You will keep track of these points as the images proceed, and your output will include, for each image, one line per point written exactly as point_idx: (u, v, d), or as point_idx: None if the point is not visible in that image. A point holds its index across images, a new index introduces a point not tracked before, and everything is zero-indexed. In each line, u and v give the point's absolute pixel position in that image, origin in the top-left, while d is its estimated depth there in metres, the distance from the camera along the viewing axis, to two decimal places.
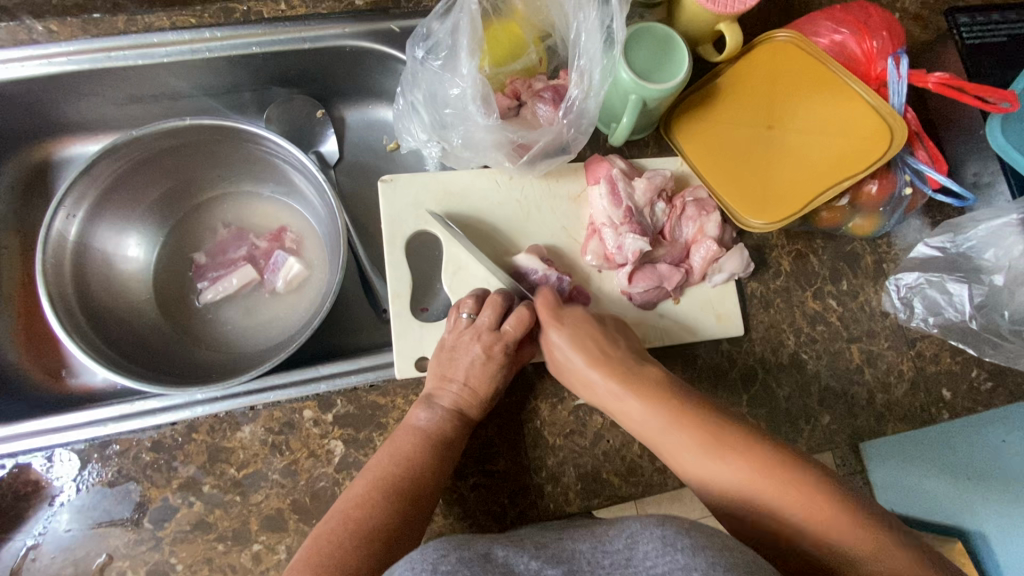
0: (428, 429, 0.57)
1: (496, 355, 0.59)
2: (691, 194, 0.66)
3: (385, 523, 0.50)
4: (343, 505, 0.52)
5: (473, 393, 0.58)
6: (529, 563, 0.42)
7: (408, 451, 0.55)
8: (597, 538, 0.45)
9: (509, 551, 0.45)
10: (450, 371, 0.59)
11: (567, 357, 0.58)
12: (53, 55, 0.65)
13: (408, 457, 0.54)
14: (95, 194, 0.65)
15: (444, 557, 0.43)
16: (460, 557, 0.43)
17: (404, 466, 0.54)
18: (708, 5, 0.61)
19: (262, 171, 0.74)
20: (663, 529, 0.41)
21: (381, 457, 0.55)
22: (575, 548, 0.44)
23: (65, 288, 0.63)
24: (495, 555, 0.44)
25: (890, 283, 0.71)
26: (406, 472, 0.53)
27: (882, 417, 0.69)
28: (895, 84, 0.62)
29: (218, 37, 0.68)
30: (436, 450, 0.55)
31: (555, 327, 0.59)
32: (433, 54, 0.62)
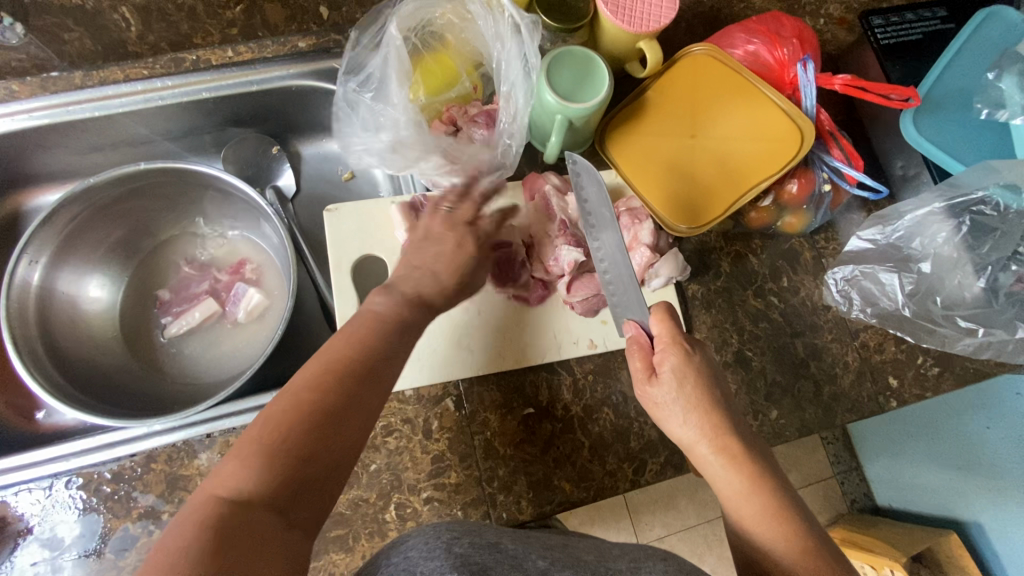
0: (388, 311, 0.55)
1: (452, 246, 0.64)
2: (624, 206, 0.69)
3: (313, 418, 0.45)
4: (265, 411, 0.46)
5: (443, 282, 0.59)
6: (539, 563, 0.47)
7: (346, 338, 0.52)
8: (602, 555, 0.50)
9: (517, 547, 0.49)
10: (418, 261, 0.61)
11: (665, 403, 0.56)
12: (16, 112, 0.70)
13: (328, 369, 0.48)
14: (57, 242, 0.68)
15: (456, 540, 0.48)
16: (472, 541, 0.48)
17: (335, 363, 0.49)
18: (624, 25, 0.65)
19: (220, 208, 0.77)
20: (664, 565, 0.47)
21: (318, 354, 0.50)
22: (580, 558, 0.49)
23: (30, 332, 0.66)
24: (504, 547, 0.48)
25: (828, 277, 0.73)
26: (344, 363, 0.49)
27: (830, 409, 0.70)
28: (805, 87, 0.65)
29: (168, 86, 0.72)
30: (374, 336, 0.52)
31: (674, 353, 0.57)
32: (365, 87, 0.67)
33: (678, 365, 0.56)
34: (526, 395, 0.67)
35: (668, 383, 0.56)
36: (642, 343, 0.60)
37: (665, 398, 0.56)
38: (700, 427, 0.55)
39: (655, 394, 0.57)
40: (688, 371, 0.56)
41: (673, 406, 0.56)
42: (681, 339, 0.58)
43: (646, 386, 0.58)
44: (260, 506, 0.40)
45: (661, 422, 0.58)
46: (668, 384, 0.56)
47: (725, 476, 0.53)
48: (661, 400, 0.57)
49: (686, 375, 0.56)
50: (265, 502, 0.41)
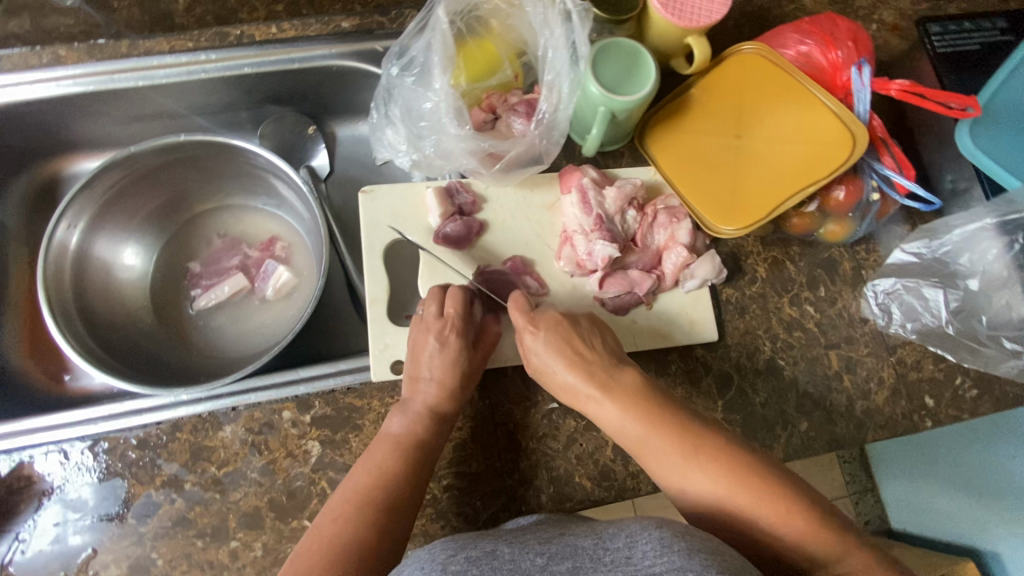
0: (401, 435, 0.58)
1: (449, 339, 0.62)
2: (662, 203, 0.68)
3: (358, 535, 0.52)
4: (316, 533, 0.53)
5: (441, 387, 0.61)
6: (536, 561, 0.45)
7: (389, 449, 0.58)
8: (599, 535, 0.47)
9: (515, 549, 0.48)
10: (417, 370, 0.62)
11: (544, 361, 0.61)
12: (63, 78, 0.70)
13: (366, 491, 0.55)
14: (96, 207, 0.69)
15: (453, 557, 0.47)
16: (468, 555, 0.47)
17: (377, 478, 0.55)
18: (675, 20, 0.64)
19: (254, 184, 0.78)
20: (660, 532, 0.44)
21: (358, 473, 0.57)
22: (577, 544, 0.47)
23: (65, 295, 0.67)
24: (502, 552, 0.47)
25: (867, 289, 0.72)
26: (384, 480, 0.55)
27: (861, 424, 0.69)
28: (860, 91, 0.63)
29: (213, 59, 0.72)
30: (407, 455, 0.57)
31: (530, 331, 0.62)
32: (408, 71, 0.65)
33: (547, 340, 0.61)
34: (551, 389, 0.66)
35: (543, 337, 0.61)
36: (518, 304, 0.63)
37: (546, 362, 0.60)
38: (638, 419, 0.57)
39: (537, 361, 0.61)
40: (567, 323, 0.62)
41: (545, 354, 0.60)
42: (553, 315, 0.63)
43: (523, 344, 0.63)
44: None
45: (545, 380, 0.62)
46: (539, 345, 0.61)
47: (617, 417, 0.57)
48: (539, 356, 0.61)
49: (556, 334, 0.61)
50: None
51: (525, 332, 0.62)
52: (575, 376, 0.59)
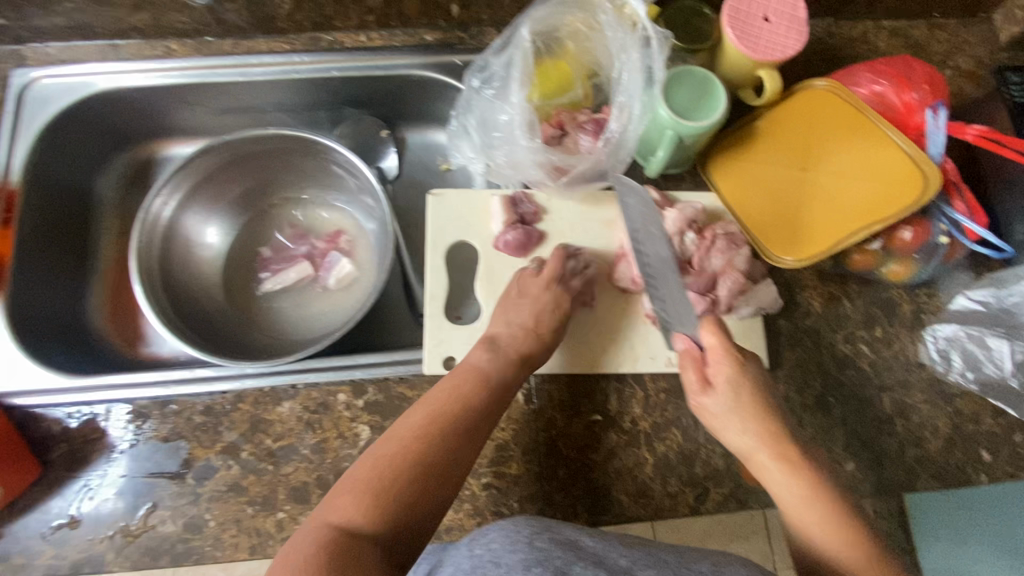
0: (484, 368, 0.62)
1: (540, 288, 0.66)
2: (721, 229, 0.69)
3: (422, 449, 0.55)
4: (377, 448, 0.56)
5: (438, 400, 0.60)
6: (621, 560, 0.49)
7: (460, 378, 0.62)
8: (682, 555, 0.50)
9: (597, 542, 0.51)
10: (512, 314, 0.66)
11: (720, 407, 0.61)
12: (170, 69, 0.77)
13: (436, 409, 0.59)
14: (189, 186, 0.76)
15: (539, 535, 0.50)
16: (553, 537, 0.50)
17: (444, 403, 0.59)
18: (749, 53, 0.66)
19: (329, 178, 0.82)
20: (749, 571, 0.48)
21: (437, 392, 0.61)
22: (661, 556, 0.50)
23: (151, 265, 0.73)
24: (585, 544, 0.50)
25: (927, 334, 0.71)
26: (449, 408, 0.59)
27: (912, 471, 0.67)
28: (934, 133, 0.63)
29: (306, 62, 0.78)
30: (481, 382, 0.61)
31: (727, 368, 0.61)
32: (488, 84, 0.69)
33: (733, 376, 0.61)
34: (595, 401, 0.67)
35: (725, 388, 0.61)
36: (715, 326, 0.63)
37: (735, 407, 0.60)
38: (800, 482, 0.57)
39: (721, 422, 0.60)
40: (745, 384, 0.61)
41: (726, 411, 0.60)
42: (734, 349, 0.62)
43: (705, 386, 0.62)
44: (393, 531, 0.51)
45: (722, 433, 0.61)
46: (734, 429, 0.60)
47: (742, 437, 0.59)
48: (717, 406, 0.61)
49: (764, 419, 0.60)
50: (397, 526, 0.51)
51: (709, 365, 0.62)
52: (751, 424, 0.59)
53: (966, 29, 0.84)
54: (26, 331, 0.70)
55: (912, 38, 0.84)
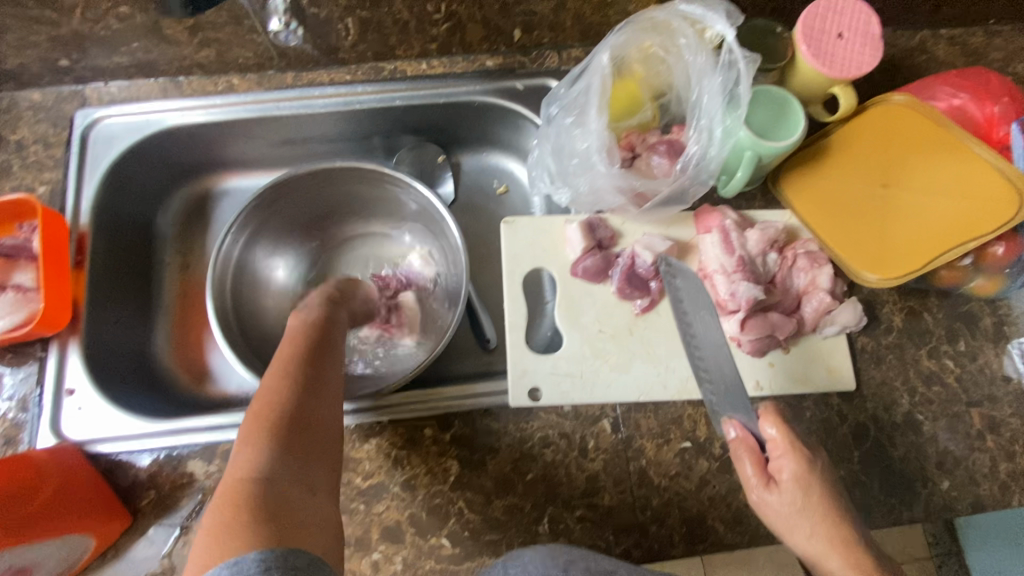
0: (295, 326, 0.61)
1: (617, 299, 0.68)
2: (802, 247, 0.68)
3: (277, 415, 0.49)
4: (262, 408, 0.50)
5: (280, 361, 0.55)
6: None
7: (278, 354, 0.56)
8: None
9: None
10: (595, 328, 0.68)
11: (777, 510, 0.55)
12: (233, 104, 0.77)
13: (281, 381, 0.53)
14: (256, 221, 0.75)
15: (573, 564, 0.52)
16: (588, 567, 0.52)
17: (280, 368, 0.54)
18: (823, 70, 0.65)
19: (394, 208, 0.82)
20: None
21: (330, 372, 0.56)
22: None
23: (225, 304, 0.72)
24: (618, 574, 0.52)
25: (1013, 346, 0.70)
26: (277, 379, 0.53)
27: (1007, 487, 0.66)
28: (1021, 148, 0.62)
29: (368, 92, 0.78)
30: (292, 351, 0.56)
31: (791, 463, 0.55)
32: (565, 112, 0.68)
33: (800, 472, 0.55)
34: (684, 427, 0.66)
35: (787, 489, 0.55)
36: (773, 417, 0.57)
37: (796, 496, 0.54)
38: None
39: (780, 499, 0.55)
40: (812, 482, 0.54)
41: (794, 514, 0.54)
42: (800, 444, 0.56)
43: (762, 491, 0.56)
44: (283, 500, 0.44)
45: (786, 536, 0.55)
46: (801, 533, 0.54)
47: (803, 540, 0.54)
48: (774, 509, 0.55)
49: (832, 523, 0.53)
50: (290, 498, 0.44)
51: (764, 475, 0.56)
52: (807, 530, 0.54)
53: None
54: (101, 374, 0.69)
55: (970, 46, 0.83)
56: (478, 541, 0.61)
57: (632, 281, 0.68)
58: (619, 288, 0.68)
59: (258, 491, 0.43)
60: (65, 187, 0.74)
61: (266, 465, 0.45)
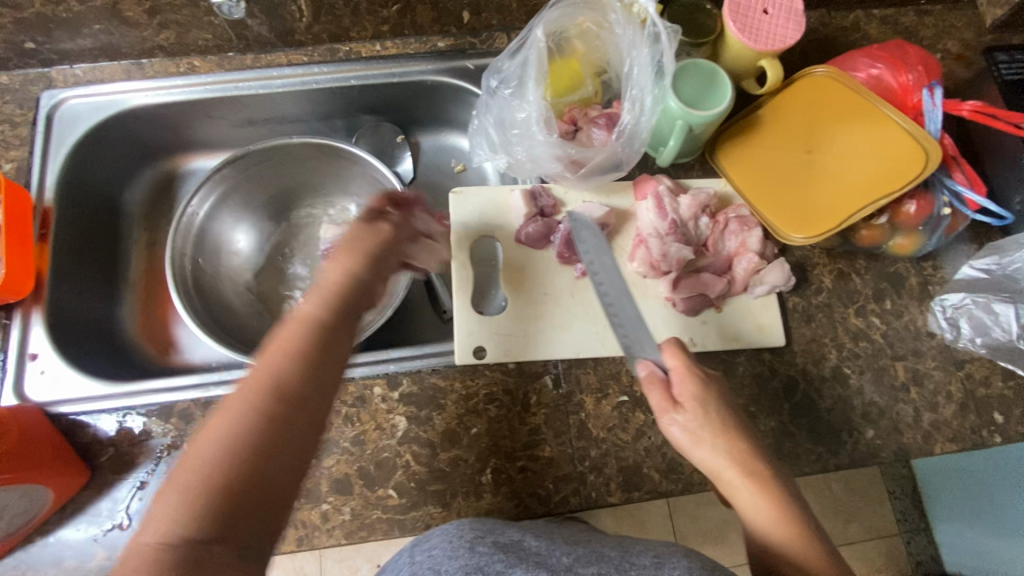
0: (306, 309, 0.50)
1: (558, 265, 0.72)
2: (733, 212, 0.72)
3: (219, 462, 0.42)
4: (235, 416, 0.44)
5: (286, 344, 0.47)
6: (562, 559, 0.52)
7: (290, 329, 0.49)
8: (625, 550, 0.54)
9: (541, 544, 0.55)
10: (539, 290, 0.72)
11: (683, 433, 0.56)
12: (195, 85, 0.80)
13: (257, 408, 0.44)
14: (218, 193, 0.78)
15: (481, 539, 0.55)
16: (495, 541, 0.55)
17: (275, 375, 0.45)
18: (750, 44, 0.69)
19: (350, 184, 0.85)
20: (689, 563, 0.49)
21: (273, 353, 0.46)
22: (603, 553, 0.53)
23: (185, 270, 0.75)
24: (528, 545, 0.54)
25: (935, 304, 0.73)
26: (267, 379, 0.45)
27: (929, 436, 0.69)
28: (930, 111, 0.67)
29: (324, 72, 0.81)
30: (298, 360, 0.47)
31: (689, 379, 0.58)
32: (504, 84, 0.72)
33: (698, 392, 0.57)
34: (622, 382, 0.69)
35: (689, 409, 0.56)
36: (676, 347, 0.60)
37: (694, 411, 0.56)
38: (764, 493, 0.53)
39: (686, 410, 0.56)
40: (710, 400, 0.57)
41: (699, 429, 0.55)
42: (696, 367, 0.59)
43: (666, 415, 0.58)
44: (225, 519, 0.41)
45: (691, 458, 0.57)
46: (706, 447, 0.55)
47: (708, 455, 0.55)
48: (680, 432, 0.56)
49: (733, 437, 0.55)
50: (231, 517, 0.42)
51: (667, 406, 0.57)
52: (716, 450, 0.55)
53: (955, 13, 0.87)
54: (65, 343, 0.72)
55: (902, 24, 0.87)
56: (424, 491, 0.64)
57: (572, 246, 0.71)
58: (560, 253, 0.71)
59: (201, 501, 0.41)
60: (31, 165, 0.76)
61: (187, 530, 0.40)
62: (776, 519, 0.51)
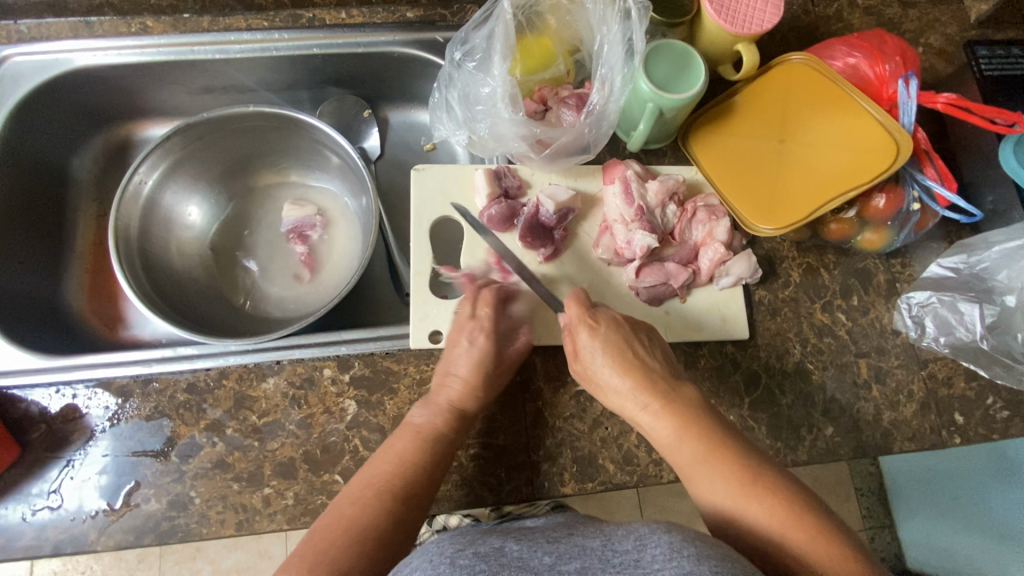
0: (425, 425, 0.59)
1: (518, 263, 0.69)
2: (702, 200, 0.70)
3: (378, 521, 0.52)
4: (343, 502, 0.54)
5: (420, 439, 0.58)
6: (544, 559, 0.45)
7: (366, 475, 0.56)
8: (606, 536, 0.47)
9: (522, 548, 0.47)
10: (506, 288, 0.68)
11: (597, 364, 0.60)
12: (145, 46, 0.75)
13: (364, 503, 0.54)
14: (168, 163, 0.75)
15: (460, 552, 0.47)
16: (475, 551, 0.47)
17: (397, 466, 0.56)
18: (726, 25, 0.66)
19: (310, 158, 0.82)
20: (670, 536, 0.44)
21: (377, 459, 0.57)
22: (585, 545, 0.46)
23: (131, 244, 0.72)
24: (508, 550, 0.47)
25: (902, 301, 0.72)
26: (361, 498, 0.54)
27: (888, 434, 0.68)
28: (906, 104, 0.65)
29: (285, 39, 0.77)
30: (427, 446, 0.58)
31: (587, 329, 0.61)
32: (469, 57, 0.69)
33: (591, 322, 0.62)
34: None
35: (598, 337, 0.61)
36: (579, 299, 0.63)
37: (594, 360, 0.60)
38: (672, 423, 0.56)
39: (591, 360, 0.61)
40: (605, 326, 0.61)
41: (595, 356, 0.60)
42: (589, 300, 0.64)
43: (575, 341, 0.62)
44: None
45: (594, 384, 0.61)
46: (604, 370, 0.60)
47: (607, 375, 0.59)
48: (590, 357, 0.61)
49: (627, 357, 0.59)
50: None
51: (579, 329, 0.62)
52: (616, 372, 0.59)
53: (939, 6, 0.85)
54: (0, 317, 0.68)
55: (885, 16, 0.84)
56: None
57: (535, 230, 0.68)
58: (522, 236, 0.68)
59: None
60: None
61: None
62: (674, 428, 0.55)
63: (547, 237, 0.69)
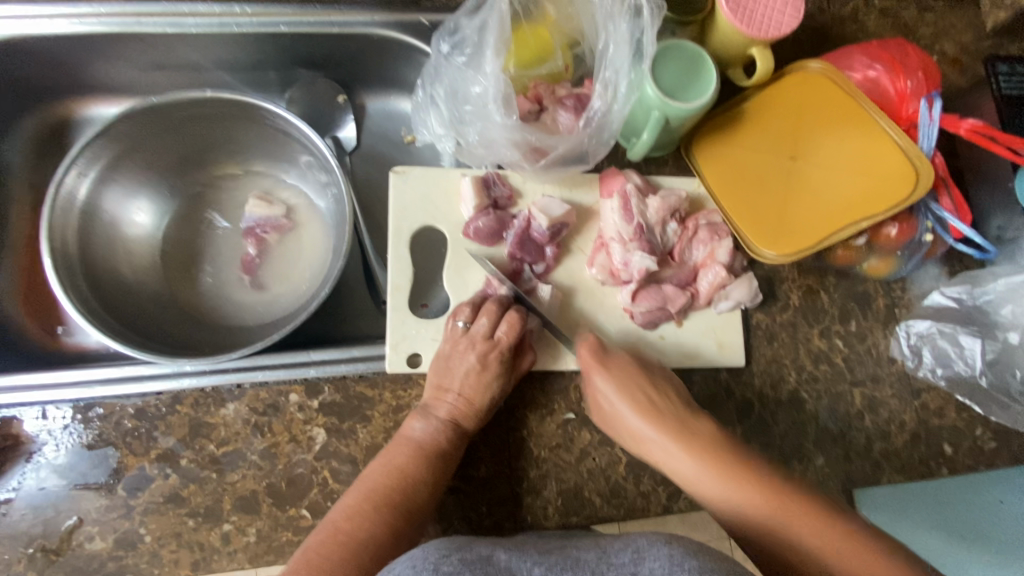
0: (422, 440, 0.56)
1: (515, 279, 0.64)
2: (704, 217, 0.65)
3: (378, 537, 0.51)
4: (337, 514, 0.52)
5: (418, 451, 0.55)
6: (532, 570, 0.42)
7: (363, 481, 0.54)
8: (603, 548, 0.45)
9: (512, 556, 0.45)
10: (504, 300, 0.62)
11: (611, 404, 0.58)
12: (84, 15, 0.65)
13: (360, 514, 0.52)
14: (109, 156, 0.66)
15: (446, 559, 0.43)
16: (462, 559, 0.44)
17: (397, 481, 0.54)
18: (742, 27, 0.60)
19: (275, 149, 0.75)
20: (671, 548, 0.41)
21: (374, 468, 0.55)
22: (579, 557, 0.44)
23: (68, 248, 0.64)
24: (497, 559, 0.44)
25: (900, 328, 0.69)
26: (360, 507, 0.53)
27: (878, 466, 0.66)
28: (926, 126, 0.61)
29: (247, 13, 0.68)
30: (430, 464, 0.55)
31: (600, 372, 0.59)
32: (458, 50, 0.62)
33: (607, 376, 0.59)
34: (569, 398, 0.64)
35: (614, 380, 0.59)
36: (592, 351, 0.60)
37: (612, 402, 0.58)
38: (700, 462, 0.52)
39: (607, 406, 0.58)
40: (634, 371, 0.59)
41: (608, 391, 0.58)
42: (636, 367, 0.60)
43: (591, 385, 0.60)
44: None
45: (612, 426, 0.59)
46: (632, 416, 0.56)
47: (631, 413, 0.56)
48: (608, 402, 0.58)
49: (649, 404, 0.57)
50: None
51: (593, 371, 0.59)
52: (644, 422, 0.56)
53: (957, 12, 0.80)
54: None
55: (902, 20, 0.79)
56: None
57: (526, 245, 0.63)
58: (511, 252, 0.63)
59: None
60: None
61: None
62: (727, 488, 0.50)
63: (538, 255, 0.64)
